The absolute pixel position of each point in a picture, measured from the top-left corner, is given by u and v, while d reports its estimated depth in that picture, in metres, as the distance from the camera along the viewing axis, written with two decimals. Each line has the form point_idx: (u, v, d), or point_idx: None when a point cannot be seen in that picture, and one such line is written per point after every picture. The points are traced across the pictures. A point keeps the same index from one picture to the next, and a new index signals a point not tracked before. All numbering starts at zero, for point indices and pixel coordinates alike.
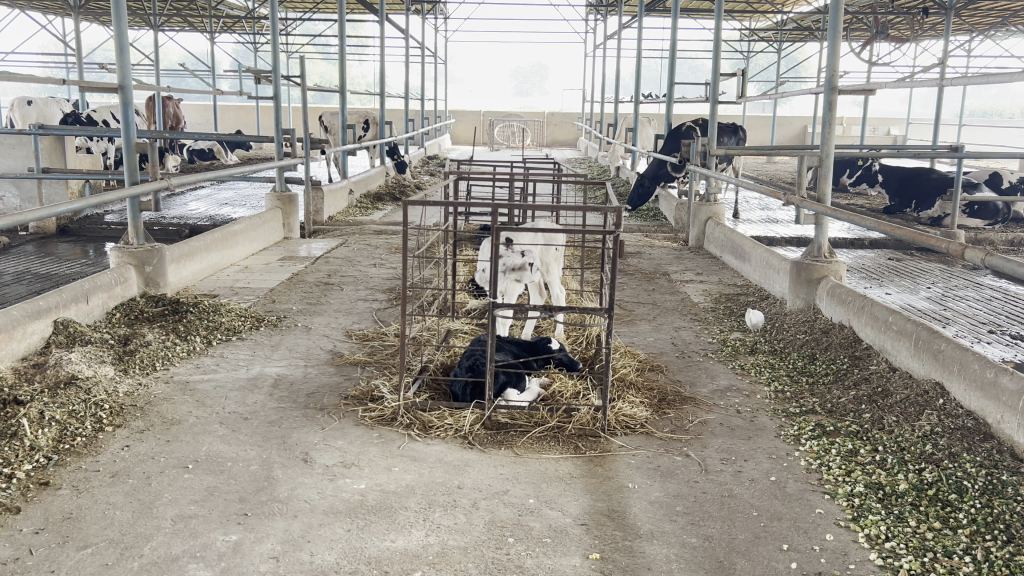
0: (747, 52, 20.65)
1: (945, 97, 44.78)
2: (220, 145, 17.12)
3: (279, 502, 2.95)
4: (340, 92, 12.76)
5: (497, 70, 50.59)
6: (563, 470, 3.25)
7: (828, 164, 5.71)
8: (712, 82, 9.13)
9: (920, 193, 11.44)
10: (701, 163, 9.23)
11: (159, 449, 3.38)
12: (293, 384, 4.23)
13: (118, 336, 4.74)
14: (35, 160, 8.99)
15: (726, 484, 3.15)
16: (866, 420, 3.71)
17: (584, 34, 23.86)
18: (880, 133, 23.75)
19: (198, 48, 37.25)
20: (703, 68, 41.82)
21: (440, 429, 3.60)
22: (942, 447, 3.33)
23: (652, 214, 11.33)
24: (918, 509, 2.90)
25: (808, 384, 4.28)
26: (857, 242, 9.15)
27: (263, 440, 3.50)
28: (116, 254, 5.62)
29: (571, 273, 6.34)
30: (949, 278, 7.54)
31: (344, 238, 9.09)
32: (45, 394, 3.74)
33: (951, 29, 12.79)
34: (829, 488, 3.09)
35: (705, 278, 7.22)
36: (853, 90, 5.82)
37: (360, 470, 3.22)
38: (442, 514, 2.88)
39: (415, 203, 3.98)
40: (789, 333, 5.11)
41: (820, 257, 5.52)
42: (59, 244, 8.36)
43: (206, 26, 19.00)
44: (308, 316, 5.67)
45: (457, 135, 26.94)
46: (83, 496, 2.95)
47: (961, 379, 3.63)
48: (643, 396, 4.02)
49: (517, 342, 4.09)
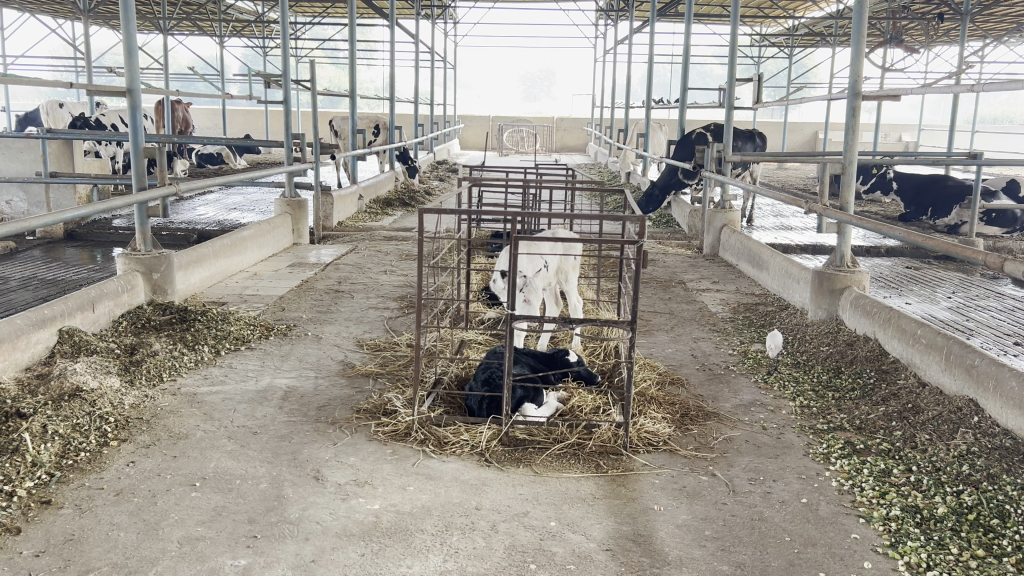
0: (758, 59, 20.51)
1: (958, 105, 44.35)
2: (229, 150, 17.06)
3: (290, 523, 2.83)
4: (351, 96, 12.58)
5: (506, 75, 50.66)
6: (585, 491, 3.12)
7: (851, 172, 5.56)
8: (729, 88, 8.90)
9: (936, 201, 11.25)
10: (717, 169, 9.07)
11: (166, 465, 3.27)
12: (304, 397, 4.11)
13: (125, 345, 4.63)
14: (42, 165, 8.92)
15: (756, 506, 3.01)
16: (898, 438, 3.56)
17: (594, 39, 23.70)
18: (892, 140, 23.58)
19: (208, 52, 37.46)
20: (712, 74, 41.75)
21: (456, 446, 3.47)
22: (980, 468, 3.18)
23: (665, 220, 11.22)
24: (960, 536, 2.75)
25: (834, 399, 4.13)
26: (874, 249, 8.98)
27: (273, 456, 3.38)
28: (124, 261, 5.51)
29: (586, 284, 6.22)
30: (970, 287, 7.39)
31: (354, 245, 8.97)
32: (48, 406, 3.63)
33: (967, 35, 12.45)
34: (864, 512, 2.94)
35: (721, 287, 7.08)
36: (877, 96, 5.64)
37: (374, 489, 3.09)
38: (460, 537, 2.75)
39: (431, 212, 3.71)
40: (813, 345, 4.97)
41: (842, 267, 5.38)
42: (66, 249, 8.29)
43: (215, 31, 18.99)
44: (318, 324, 5.56)
45: (467, 140, 26.90)
46: (87, 516, 2.83)
47: (996, 397, 3.48)
48: (665, 412, 3.89)
49: (534, 355, 3.98)
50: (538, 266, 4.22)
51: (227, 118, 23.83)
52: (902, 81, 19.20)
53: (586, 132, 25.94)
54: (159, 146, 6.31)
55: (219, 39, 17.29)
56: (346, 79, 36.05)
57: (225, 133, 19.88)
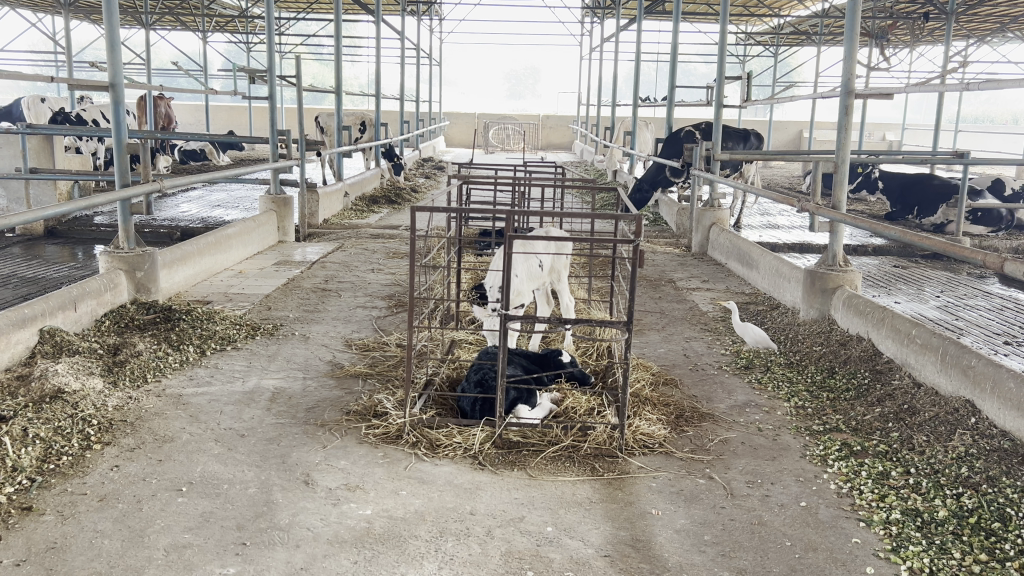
0: (744, 56, 20.50)
1: (938, 104, 44.71)
2: (213, 146, 16.87)
3: (280, 529, 2.76)
4: (337, 92, 12.19)
5: (490, 71, 50.66)
6: (581, 495, 3.06)
7: (844, 171, 5.52)
8: (718, 86, 8.79)
9: (922, 200, 11.27)
10: (705, 167, 9.01)
11: (151, 469, 3.19)
12: (292, 399, 4.02)
13: (108, 345, 4.54)
14: (22, 160, 8.77)
15: (755, 511, 2.97)
16: (896, 440, 3.54)
17: (580, 37, 23.68)
18: (876, 139, 23.70)
19: (191, 47, 37.27)
20: (696, 73, 41.90)
21: (449, 449, 3.40)
22: (978, 471, 3.15)
23: (652, 219, 11.21)
24: (961, 540, 2.72)
25: (829, 400, 4.10)
26: (861, 248, 8.99)
27: (262, 459, 3.30)
28: (106, 259, 5.41)
29: (577, 283, 6.16)
30: (958, 286, 7.39)
31: (340, 243, 8.88)
32: (28, 409, 3.54)
33: (952, 34, 12.46)
34: (864, 515, 2.91)
35: (711, 286, 7.05)
36: (871, 94, 5.59)
37: (366, 494, 3.02)
38: (455, 543, 2.69)
39: (423, 210, 3.60)
40: (805, 345, 4.95)
41: (835, 266, 5.35)
42: (46, 247, 8.14)
43: (198, 25, 18.78)
44: (305, 323, 5.47)
45: (453, 137, 26.80)
46: (69, 523, 2.74)
47: (993, 397, 3.46)
48: (659, 413, 3.84)
49: (527, 355, 3.91)
50: (534, 263, 4.15)
51: (210, 114, 23.60)
52: (887, 80, 19.25)
53: (572, 130, 25.92)
54: (142, 142, 6.19)
55: (203, 34, 17.12)
56: (330, 75, 35.89)
57: (208, 128, 19.67)
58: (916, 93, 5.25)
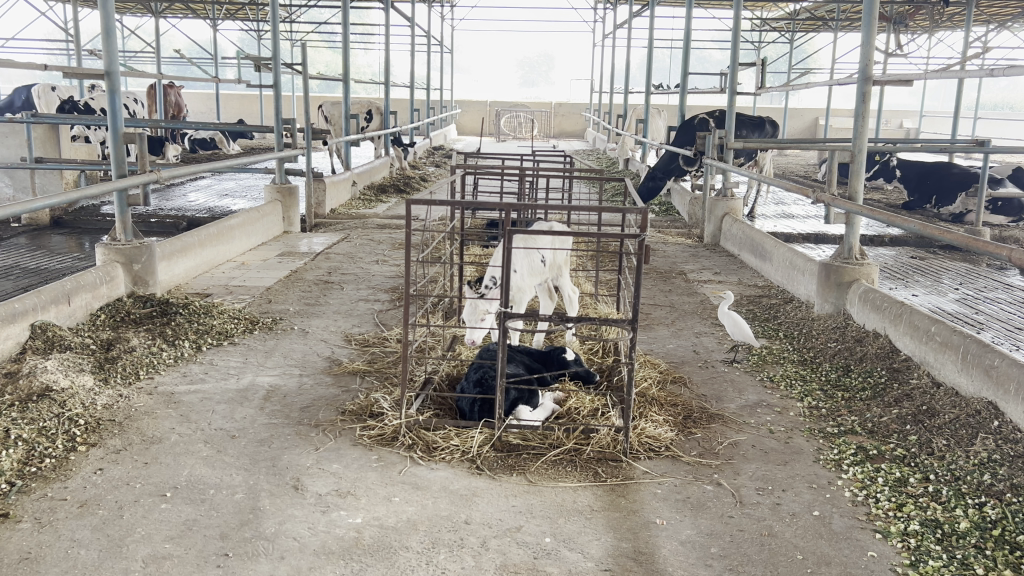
0: (759, 42, 20.20)
1: (956, 91, 44.17)
2: (222, 135, 16.81)
3: (266, 539, 2.63)
4: (343, 79, 12.01)
5: (503, 60, 50.47)
6: (582, 502, 2.92)
7: (860, 160, 5.31)
8: (731, 72, 8.45)
9: (940, 188, 10.99)
10: (718, 156, 8.76)
11: (136, 472, 3.07)
12: (286, 397, 3.90)
13: (101, 340, 4.44)
14: (28, 150, 8.70)
15: (765, 520, 2.81)
16: (913, 444, 3.37)
17: (593, 23, 23.39)
18: (893, 127, 23.37)
19: (203, 36, 37.34)
20: (710, 60, 41.58)
21: (446, 451, 3.27)
22: (1001, 478, 2.99)
23: (664, 208, 11.01)
24: (984, 553, 2.56)
25: (844, 400, 3.93)
26: (878, 239, 8.78)
27: (251, 463, 3.18)
28: (103, 251, 5.28)
29: (585, 275, 6.00)
30: (977, 278, 7.18)
31: (346, 233, 8.75)
32: (14, 408, 3.45)
33: (973, 21, 11.83)
34: (881, 526, 2.75)
35: (723, 278, 6.88)
36: (891, 80, 5.36)
37: (358, 500, 2.90)
38: (447, 556, 2.55)
39: (420, 202, 3.43)
40: (819, 341, 4.78)
41: (851, 259, 5.15)
42: (52, 237, 8.07)
43: (208, 13, 18.65)
44: (304, 318, 5.34)
45: (464, 125, 26.65)
46: (45, 531, 2.63)
47: (1018, 401, 3.28)
48: (667, 414, 3.69)
49: (529, 352, 3.77)
50: (536, 258, 4.02)
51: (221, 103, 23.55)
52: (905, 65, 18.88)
53: (585, 118, 25.74)
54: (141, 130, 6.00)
55: (213, 22, 17.03)
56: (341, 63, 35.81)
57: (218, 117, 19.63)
58: (936, 80, 5.03)
